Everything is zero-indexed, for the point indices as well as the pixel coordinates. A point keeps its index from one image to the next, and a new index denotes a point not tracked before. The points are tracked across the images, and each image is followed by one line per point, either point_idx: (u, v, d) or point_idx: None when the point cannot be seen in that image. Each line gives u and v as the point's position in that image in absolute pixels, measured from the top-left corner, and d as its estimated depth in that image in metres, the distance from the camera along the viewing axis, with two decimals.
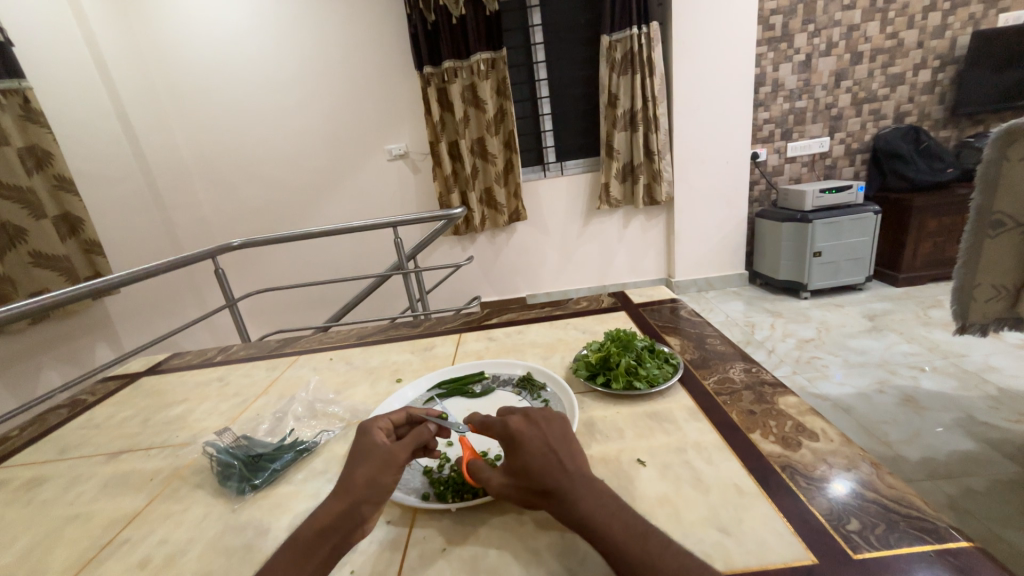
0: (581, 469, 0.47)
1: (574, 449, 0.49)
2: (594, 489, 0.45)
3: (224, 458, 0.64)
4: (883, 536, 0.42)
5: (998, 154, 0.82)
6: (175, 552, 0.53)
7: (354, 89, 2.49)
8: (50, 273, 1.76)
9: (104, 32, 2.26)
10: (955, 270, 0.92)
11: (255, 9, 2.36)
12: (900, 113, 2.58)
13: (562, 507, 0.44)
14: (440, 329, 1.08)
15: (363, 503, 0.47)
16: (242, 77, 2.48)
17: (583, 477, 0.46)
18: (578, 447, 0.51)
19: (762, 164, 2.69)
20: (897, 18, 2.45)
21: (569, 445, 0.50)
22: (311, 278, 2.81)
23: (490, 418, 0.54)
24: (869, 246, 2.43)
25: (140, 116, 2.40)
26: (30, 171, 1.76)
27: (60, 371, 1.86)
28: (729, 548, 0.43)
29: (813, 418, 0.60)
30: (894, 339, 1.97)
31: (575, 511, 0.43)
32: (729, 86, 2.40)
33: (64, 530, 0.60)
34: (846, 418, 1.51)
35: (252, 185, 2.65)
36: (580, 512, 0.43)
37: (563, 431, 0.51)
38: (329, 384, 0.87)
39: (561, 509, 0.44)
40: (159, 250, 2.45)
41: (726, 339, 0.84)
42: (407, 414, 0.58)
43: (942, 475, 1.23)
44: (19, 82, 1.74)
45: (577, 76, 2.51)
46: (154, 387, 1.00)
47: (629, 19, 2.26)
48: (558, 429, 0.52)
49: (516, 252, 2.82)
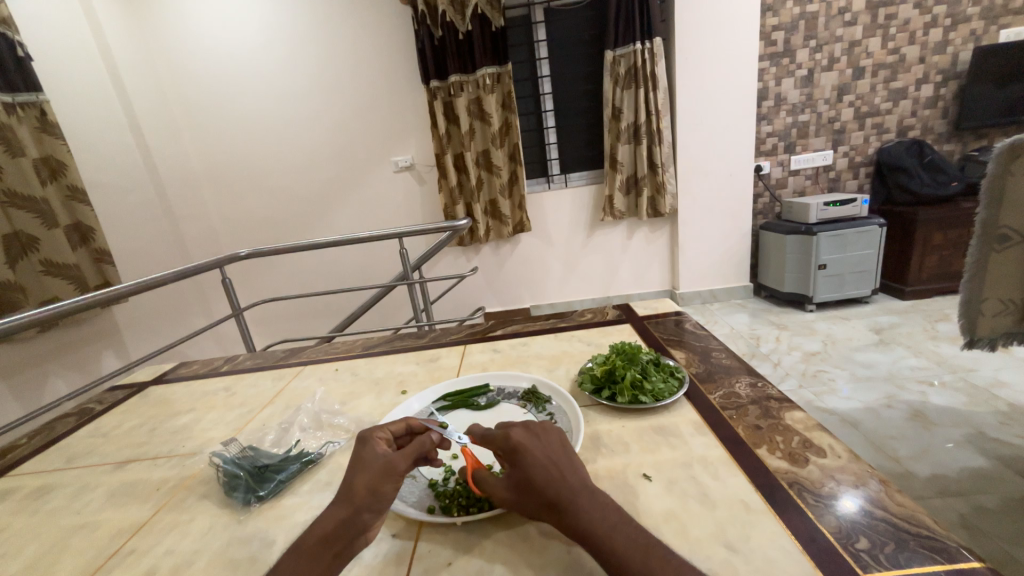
0: (582, 479, 0.47)
1: (574, 459, 0.49)
2: (596, 500, 0.45)
3: (229, 468, 0.64)
4: (892, 556, 0.42)
5: (1002, 169, 0.83)
6: (181, 563, 0.53)
7: (362, 102, 2.53)
8: (61, 281, 1.79)
9: (118, 47, 2.31)
10: (962, 284, 0.92)
11: (267, 26, 2.42)
12: (903, 126, 2.60)
13: (565, 519, 0.44)
14: (446, 340, 1.08)
15: (364, 511, 0.47)
16: (253, 91, 2.53)
17: (585, 488, 0.46)
18: (575, 456, 0.51)
19: (765, 177, 2.70)
20: (898, 34, 2.48)
21: (570, 456, 0.49)
22: (316, 287, 2.83)
23: (490, 432, 0.53)
24: (874, 258, 2.42)
25: (152, 128, 2.44)
26: (44, 182, 1.79)
27: (66, 379, 1.87)
28: (736, 566, 0.43)
29: (820, 433, 0.60)
30: (902, 353, 1.95)
31: (578, 522, 0.44)
32: (732, 100, 2.43)
33: (70, 539, 0.60)
34: (854, 433, 1.49)
35: (260, 195, 2.70)
36: (582, 522, 0.44)
37: (561, 441, 0.51)
38: (335, 395, 0.88)
39: (565, 522, 0.44)
40: (167, 259, 2.47)
41: (731, 353, 0.83)
42: (407, 425, 0.58)
43: (953, 492, 1.21)
44: (35, 95, 1.79)
45: (581, 90, 2.55)
46: (161, 396, 1.01)
47: (633, 35, 2.30)
48: (557, 439, 0.52)
49: (520, 263, 2.83)
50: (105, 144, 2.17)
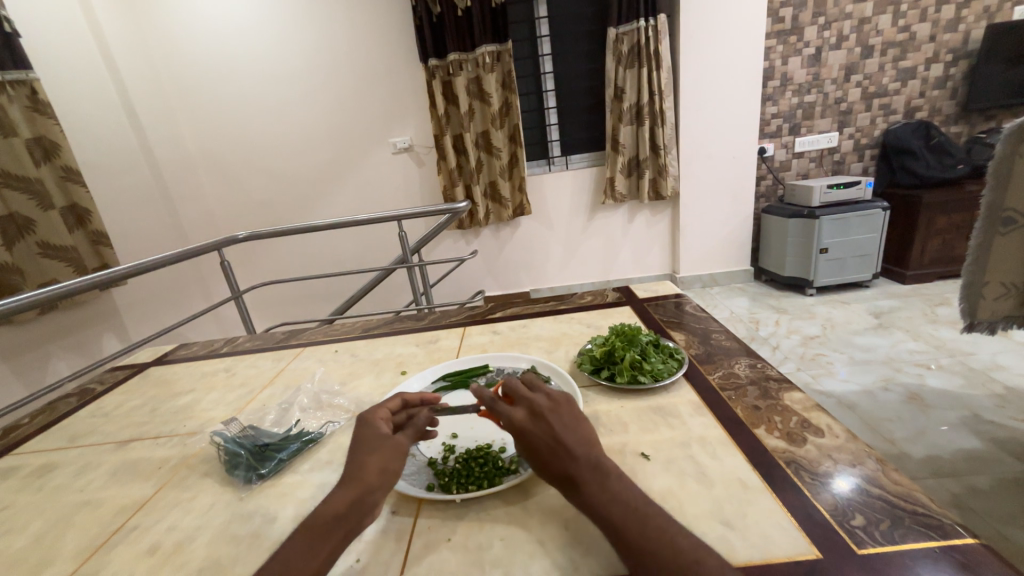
0: (590, 453, 0.46)
1: (581, 433, 0.48)
2: (600, 475, 0.45)
3: (230, 448, 0.65)
4: (887, 532, 0.42)
5: (1011, 149, 0.81)
6: (184, 539, 0.54)
7: (359, 81, 2.48)
8: (58, 263, 1.78)
9: (110, 24, 2.25)
10: (964, 268, 0.92)
11: (261, 2, 2.35)
12: (910, 108, 2.55)
13: (570, 493, 0.45)
14: (445, 322, 1.08)
15: (374, 490, 0.48)
16: (248, 70, 2.47)
17: (590, 462, 0.45)
18: (590, 430, 0.49)
19: (769, 159, 2.66)
20: (910, 11, 2.41)
21: (577, 431, 0.48)
22: (315, 270, 2.83)
23: (496, 402, 0.51)
24: (876, 242, 2.40)
25: (147, 109, 2.40)
26: (38, 163, 1.76)
27: (69, 361, 1.88)
28: (733, 542, 0.43)
29: (818, 414, 0.60)
30: (901, 337, 1.96)
31: (582, 497, 0.44)
32: (737, 80, 2.37)
33: (75, 516, 0.61)
34: (851, 416, 1.50)
35: (257, 177, 2.66)
36: (586, 498, 0.44)
37: (572, 416, 0.50)
38: (335, 376, 0.88)
39: (571, 496, 0.45)
40: (165, 243, 2.46)
41: (731, 335, 0.83)
42: (403, 401, 0.58)
43: (946, 473, 1.23)
44: (26, 73, 1.75)
45: (582, 70, 2.50)
46: (161, 376, 1.02)
47: (637, 11, 2.23)
48: (564, 413, 0.50)
49: (520, 247, 2.82)
50: (97, 124, 2.13)
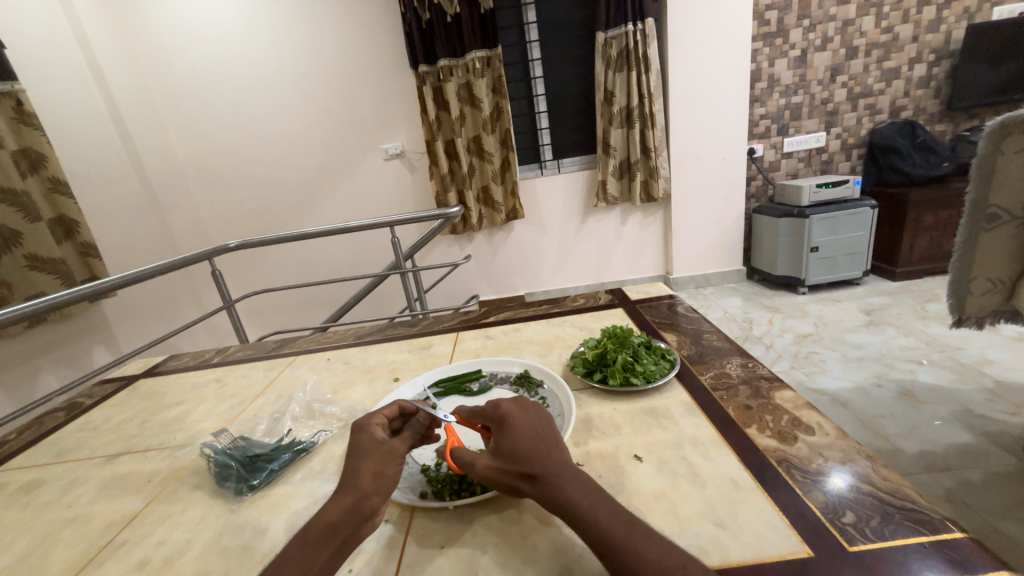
0: (567, 458, 0.48)
1: (561, 439, 0.50)
2: (580, 476, 0.46)
3: (221, 459, 0.64)
4: (878, 529, 0.43)
5: (993, 147, 0.82)
6: (173, 553, 0.53)
7: (350, 91, 2.49)
8: (46, 276, 1.76)
9: (97, 34, 2.24)
10: (951, 263, 0.93)
11: (251, 11, 2.35)
12: (895, 107, 2.59)
13: (545, 490, 0.45)
14: (438, 328, 1.08)
15: (370, 496, 0.47)
16: (237, 77, 2.47)
17: (569, 465, 0.47)
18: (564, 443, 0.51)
19: (758, 160, 2.69)
20: (892, 12, 2.45)
21: (555, 436, 0.50)
22: (308, 278, 2.81)
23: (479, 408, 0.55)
24: (866, 240, 2.43)
25: (134, 118, 2.38)
26: (25, 175, 1.75)
27: (58, 375, 1.86)
28: (725, 542, 0.43)
29: (809, 412, 0.60)
30: (892, 333, 1.98)
31: (561, 494, 0.44)
32: (725, 82, 2.40)
33: (62, 531, 0.60)
34: (844, 412, 1.51)
35: (248, 186, 2.66)
36: (567, 495, 0.44)
37: (551, 425, 0.52)
38: (327, 384, 0.87)
39: (547, 492, 0.45)
40: (155, 253, 2.44)
41: (722, 335, 0.84)
42: (399, 407, 0.58)
43: (940, 467, 1.24)
44: (11, 85, 1.73)
45: (572, 73, 2.51)
46: (152, 388, 1.01)
47: (625, 16, 2.26)
48: (547, 420, 0.52)
49: (514, 251, 2.83)
50: (84, 134, 2.12)
